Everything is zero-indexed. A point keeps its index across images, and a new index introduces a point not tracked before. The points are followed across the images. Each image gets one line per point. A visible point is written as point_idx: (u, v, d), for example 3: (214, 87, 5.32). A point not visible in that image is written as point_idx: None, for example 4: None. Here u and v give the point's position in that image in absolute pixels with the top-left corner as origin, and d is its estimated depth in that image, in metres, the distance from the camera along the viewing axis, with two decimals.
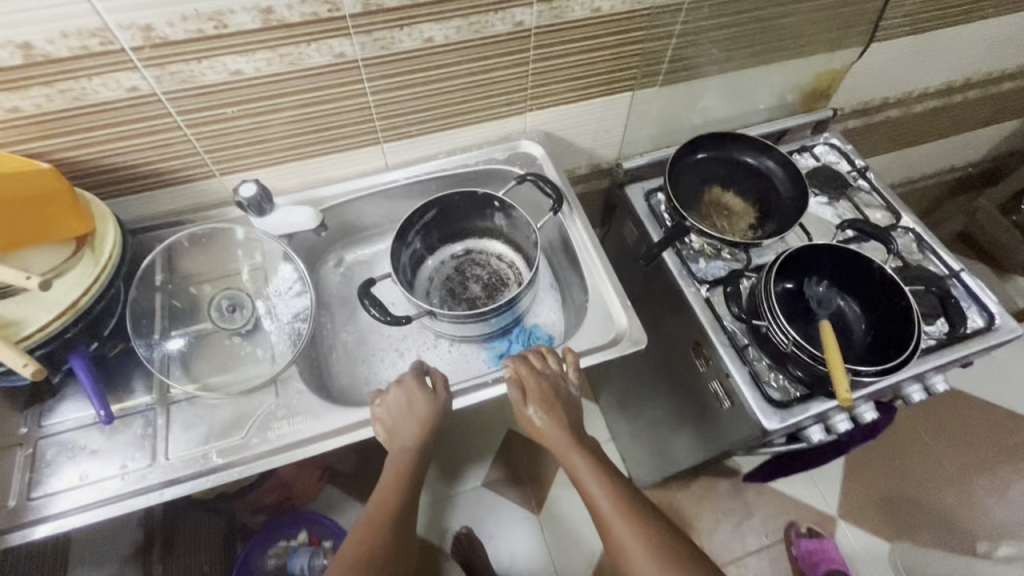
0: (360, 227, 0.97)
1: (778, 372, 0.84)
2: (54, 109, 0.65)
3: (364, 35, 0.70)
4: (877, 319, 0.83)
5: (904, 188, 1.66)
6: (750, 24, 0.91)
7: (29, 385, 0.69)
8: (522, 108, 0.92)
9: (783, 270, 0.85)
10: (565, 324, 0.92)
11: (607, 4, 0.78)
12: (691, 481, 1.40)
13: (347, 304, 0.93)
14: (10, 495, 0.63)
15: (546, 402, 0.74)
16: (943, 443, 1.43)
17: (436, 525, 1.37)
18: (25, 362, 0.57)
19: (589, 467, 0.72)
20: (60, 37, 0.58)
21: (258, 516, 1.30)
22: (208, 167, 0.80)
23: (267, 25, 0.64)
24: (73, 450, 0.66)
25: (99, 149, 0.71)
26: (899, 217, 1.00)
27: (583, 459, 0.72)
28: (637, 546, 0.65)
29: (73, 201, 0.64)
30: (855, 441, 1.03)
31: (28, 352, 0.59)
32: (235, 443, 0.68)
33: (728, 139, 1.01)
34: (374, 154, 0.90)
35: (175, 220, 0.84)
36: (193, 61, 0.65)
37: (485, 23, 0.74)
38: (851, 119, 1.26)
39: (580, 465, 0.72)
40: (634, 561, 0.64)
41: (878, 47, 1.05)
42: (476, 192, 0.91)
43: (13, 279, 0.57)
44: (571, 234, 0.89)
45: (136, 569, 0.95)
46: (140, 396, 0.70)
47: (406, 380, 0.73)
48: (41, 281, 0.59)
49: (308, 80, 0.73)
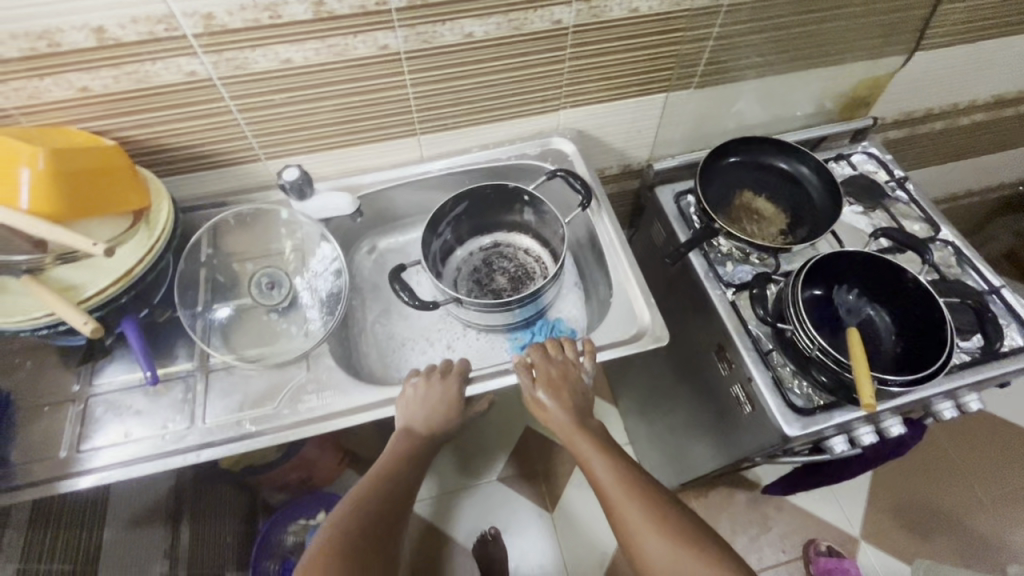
0: (393, 216, 1.00)
1: (802, 379, 0.84)
2: (120, 90, 0.70)
3: (408, 29, 0.73)
4: (908, 330, 0.82)
5: (947, 204, 1.60)
6: (789, 28, 0.90)
7: (82, 346, 0.74)
8: (556, 105, 0.93)
9: (812, 276, 0.84)
10: (588, 319, 0.94)
11: (646, 5, 0.79)
12: (708, 490, 1.38)
13: (377, 289, 0.96)
14: (61, 447, 0.68)
15: (555, 387, 0.76)
16: (978, 469, 1.38)
17: (449, 514, 1.39)
18: (85, 321, 0.61)
19: (596, 448, 0.74)
20: (130, 23, 0.63)
21: (281, 493, 1.35)
22: (255, 151, 0.84)
23: (317, 17, 0.68)
24: (119, 409, 0.71)
25: (157, 130, 0.76)
26: (937, 229, 0.98)
27: (589, 441, 0.74)
28: (640, 521, 0.66)
29: (133, 177, 0.69)
30: (881, 456, 1.00)
31: (88, 314, 0.64)
32: (268, 412, 0.71)
33: (762, 144, 1.00)
34: (410, 145, 0.92)
35: (221, 201, 0.89)
36: (247, 49, 0.69)
37: (524, 20, 0.76)
38: (892, 130, 1.23)
39: (586, 447, 0.74)
40: (640, 537, 0.66)
41: (923, 55, 1.03)
42: (507, 185, 0.93)
43: (79, 244, 0.61)
44: (598, 230, 0.90)
45: (166, 531, 1.00)
46: (182, 362, 0.74)
47: (440, 376, 0.75)
48: (106, 249, 0.61)
49: (352, 71, 0.76)
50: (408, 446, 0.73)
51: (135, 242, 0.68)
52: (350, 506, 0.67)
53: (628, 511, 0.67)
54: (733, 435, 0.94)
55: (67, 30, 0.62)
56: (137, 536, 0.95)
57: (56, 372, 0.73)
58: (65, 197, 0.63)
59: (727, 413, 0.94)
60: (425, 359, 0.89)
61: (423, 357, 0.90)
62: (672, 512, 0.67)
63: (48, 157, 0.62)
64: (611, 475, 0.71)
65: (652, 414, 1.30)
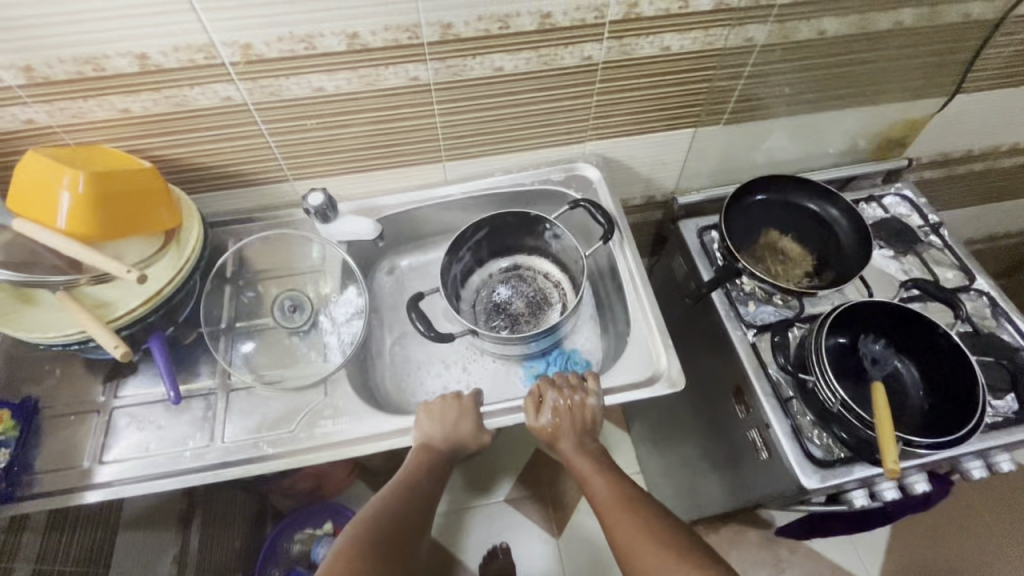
0: (414, 238, 1.01)
1: (823, 431, 0.81)
2: (158, 112, 0.72)
3: (440, 62, 0.74)
4: (936, 385, 0.79)
5: (983, 245, 1.55)
6: (823, 69, 0.89)
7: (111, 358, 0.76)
8: (582, 136, 0.93)
9: (838, 324, 0.82)
10: (604, 352, 0.93)
11: (677, 43, 0.79)
12: (720, 526, 1.35)
13: (395, 311, 0.97)
14: (85, 457, 0.70)
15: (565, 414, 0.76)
16: (1007, 524, 1.32)
17: (456, 535, 1.39)
18: (115, 343, 0.63)
19: (599, 472, 0.74)
20: (172, 51, 0.65)
21: (289, 501, 1.36)
22: (284, 172, 0.86)
23: (351, 48, 0.69)
24: (142, 423, 0.72)
25: (191, 150, 0.78)
26: (972, 279, 0.95)
27: (592, 464, 0.75)
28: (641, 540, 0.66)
29: (167, 199, 0.72)
30: (902, 509, 0.97)
31: (116, 332, 0.67)
32: (285, 434, 0.72)
33: (791, 183, 0.99)
34: (435, 170, 0.93)
35: (248, 217, 0.91)
36: (282, 77, 0.71)
37: (554, 56, 0.76)
38: (927, 170, 1.20)
39: (590, 469, 0.74)
40: (636, 557, 0.65)
41: (963, 98, 1.00)
42: (529, 213, 0.93)
43: (116, 271, 0.63)
44: (620, 263, 0.90)
45: (175, 536, 1.02)
46: (204, 379, 0.76)
47: (457, 402, 0.75)
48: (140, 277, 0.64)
49: (382, 100, 0.77)
50: (418, 462, 0.72)
51: (165, 263, 0.71)
52: (362, 516, 0.68)
53: (631, 529, 0.67)
54: (748, 479, 0.92)
55: (112, 57, 0.64)
56: (149, 540, 0.97)
57: (84, 382, 0.75)
58: (102, 219, 0.66)
59: (743, 456, 0.92)
60: (439, 384, 0.89)
61: (437, 382, 0.90)
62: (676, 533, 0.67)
63: (87, 181, 0.64)
64: (619, 501, 0.71)
65: (664, 447, 1.28)
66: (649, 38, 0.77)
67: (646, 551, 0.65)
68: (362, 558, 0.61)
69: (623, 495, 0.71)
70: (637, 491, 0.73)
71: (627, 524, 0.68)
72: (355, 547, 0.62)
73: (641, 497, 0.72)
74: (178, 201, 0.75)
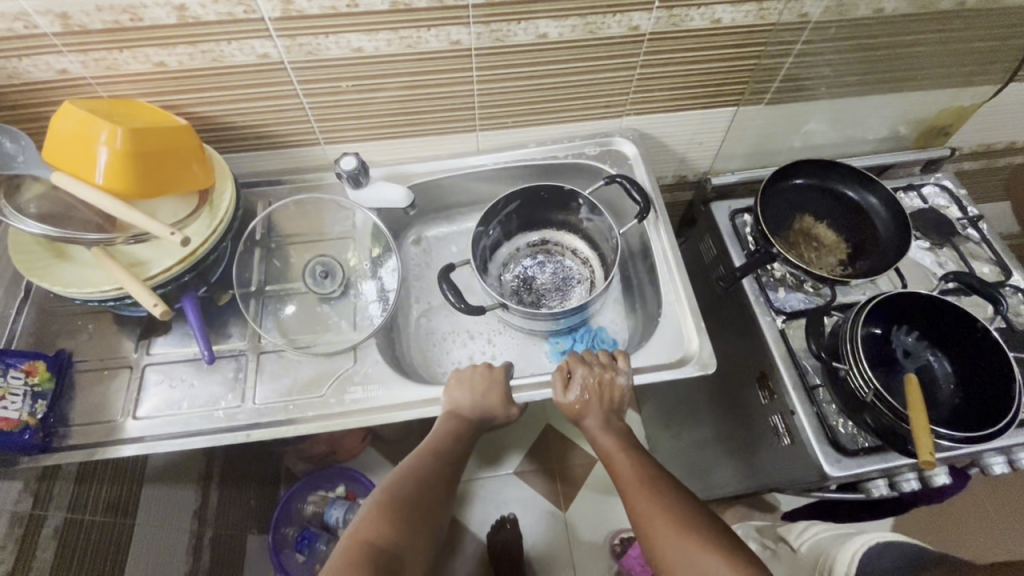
0: (441, 208, 0.99)
1: (848, 419, 0.81)
2: (193, 67, 0.70)
3: (483, 25, 0.71)
4: (969, 380, 0.78)
5: None
6: (874, 51, 0.86)
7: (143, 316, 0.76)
8: (621, 111, 0.91)
9: (872, 314, 0.81)
10: (631, 331, 0.92)
11: (728, 16, 0.76)
12: (726, 507, 1.37)
13: (420, 282, 0.96)
14: (117, 412, 0.71)
15: (591, 391, 0.76)
16: (1011, 519, 1.33)
17: (465, 504, 1.41)
18: (155, 303, 0.63)
19: (623, 451, 0.74)
20: (211, 3, 0.63)
21: (303, 464, 1.38)
22: (316, 134, 0.84)
23: (394, 8, 0.67)
24: (174, 381, 0.73)
25: (222, 107, 0.77)
26: (1008, 274, 0.93)
27: (616, 442, 0.75)
28: (660, 521, 0.66)
29: (200, 157, 0.71)
30: (916, 500, 0.98)
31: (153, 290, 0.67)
32: (316, 398, 0.73)
33: (831, 167, 0.96)
34: (468, 138, 0.91)
35: (277, 179, 0.89)
36: (320, 35, 0.69)
37: (601, 24, 0.74)
38: (967, 161, 1.16)
39: (612, 447, 0.75)
40: (655, 536, 0.66)
41: (1016, 87, 0.96)
42: (563, 188, 0.91)
43: (159, 232, 0.62)
44: (653, 242, 0.89)
45: (196, 492, 1.04)
46: (235, 341, 0.76)
47: (487, 372, 0.75)
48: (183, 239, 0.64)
49: (421, 64, 0.75)
50: (446, 428, 0.73)
51: (199, 223, 0.70)
52: (391, 475, 0.69)
53: (651, 509, 0.68)
54: (765, 463, 0.92)
55: (149, 7, 0.62)
56: (172, 495, 0.99)
57: (114, 338, 0.76)
58: (138, 176, 0.66)
59: (761, 440, 0.92)
60: (464, 355, 0.89)
61: (463, 352, 0.90)
62: (696, 514, 0.67)
63: (125, 136, 0.64)
64: (641, 479, 0.71)
65: (677, 428, 1.29)
66: (701, 10, 0.74)
67: (664, 530, 0.65)
68: (391, 517, 0.63)
69: (645, 473, 0.72)
70: (660, 471, 0.73)
71: (648, 503, 0.68)
72: (384, 505, 0.64)
73: (664, 478, 0.72)
74: (211, 160, 0.74)
